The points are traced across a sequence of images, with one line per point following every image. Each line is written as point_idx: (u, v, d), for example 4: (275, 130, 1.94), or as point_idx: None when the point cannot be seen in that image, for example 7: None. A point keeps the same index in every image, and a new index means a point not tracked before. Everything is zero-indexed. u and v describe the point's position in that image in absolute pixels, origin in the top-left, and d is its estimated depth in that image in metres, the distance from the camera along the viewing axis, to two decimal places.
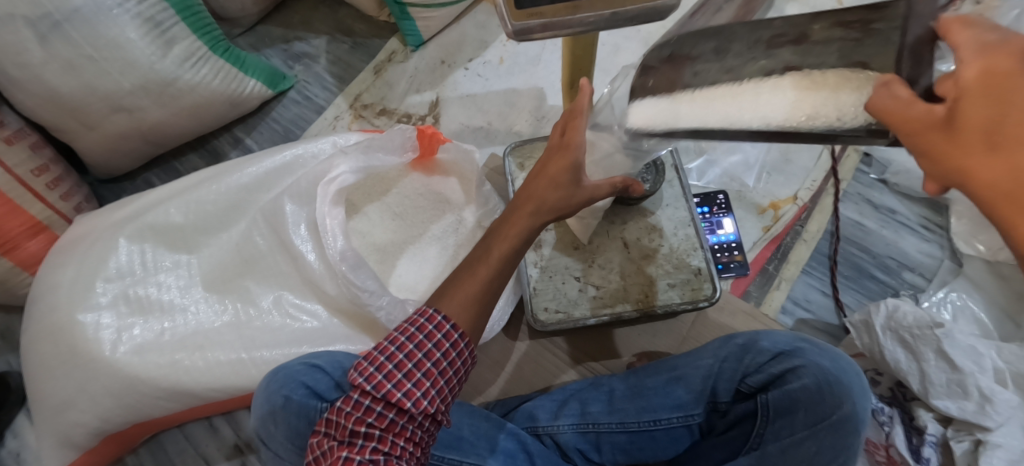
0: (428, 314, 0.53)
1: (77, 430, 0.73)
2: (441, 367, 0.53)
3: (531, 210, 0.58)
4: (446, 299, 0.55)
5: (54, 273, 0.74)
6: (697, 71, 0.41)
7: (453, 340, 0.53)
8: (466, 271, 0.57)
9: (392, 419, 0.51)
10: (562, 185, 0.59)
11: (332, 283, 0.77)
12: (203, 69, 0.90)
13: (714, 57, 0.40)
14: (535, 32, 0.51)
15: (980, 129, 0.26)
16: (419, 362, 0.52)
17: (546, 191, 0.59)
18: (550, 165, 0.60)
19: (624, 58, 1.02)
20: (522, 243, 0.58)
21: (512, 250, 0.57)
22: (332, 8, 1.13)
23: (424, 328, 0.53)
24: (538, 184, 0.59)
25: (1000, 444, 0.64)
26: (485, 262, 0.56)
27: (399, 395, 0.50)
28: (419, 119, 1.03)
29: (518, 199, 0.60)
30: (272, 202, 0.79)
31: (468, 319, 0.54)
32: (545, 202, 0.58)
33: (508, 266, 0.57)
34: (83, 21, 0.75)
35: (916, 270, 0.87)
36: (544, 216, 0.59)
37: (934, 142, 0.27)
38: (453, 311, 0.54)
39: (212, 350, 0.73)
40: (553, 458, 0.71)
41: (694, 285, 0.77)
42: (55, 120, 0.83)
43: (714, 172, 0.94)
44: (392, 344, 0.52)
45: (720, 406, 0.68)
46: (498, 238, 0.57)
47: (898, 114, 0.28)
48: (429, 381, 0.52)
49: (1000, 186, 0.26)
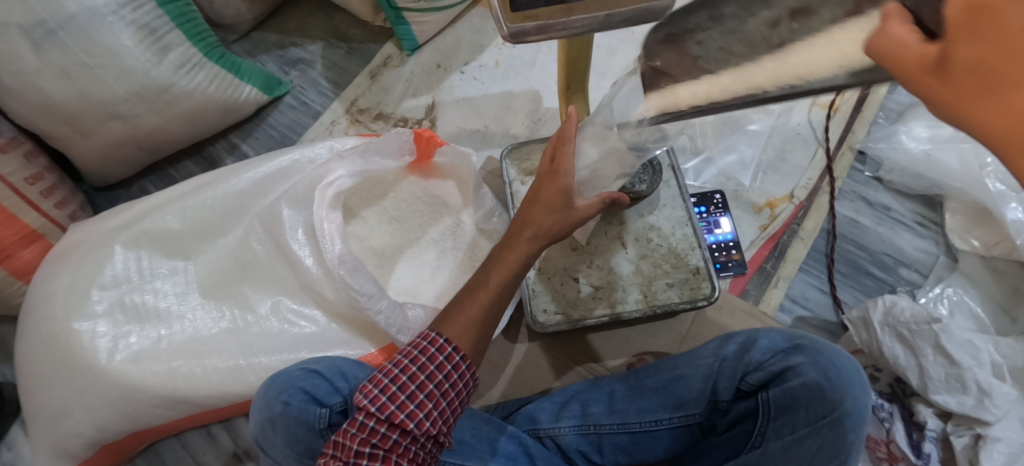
0: (431, 337, 0.54)
1: (73, 440, 0.72)
2: (443, 389, 0.52)
3: (529, 236, 0.58)
4: (448, 324, 0.56)
5: (50, 282, 0.73)
6: (701, 40, 0.34)
7: (456, 362, 0.53)
8: (467, 296, 0.58)
9: (394, 440, 0.50)
10: (556, 209, 0.59)
11: (330, 287, 0.77)
12: (199, 75, 0.90)
13: (712, 23, 0.33)
14: (530, 34, 0.51)
15: (972, 71, 0.25)
16: (422, 383, 0.52)
17: (542, 217, 0.59)
18: (542, 191, 0.60)
19: (619, 60, 1.02)
20: (521, 267, 0.58)
21: (510, 276, 0.57)
22: (327, 14, 1.14)
23: (426, 351, 0.53)
24: (534, 210, 0.59)
25: (1000, 438, 0.65)
26: (485, 288, 0.57)
27: (402, 415, 0.50)
28: (416, 123, 1.03)
29: (515, 225, 0.61)
30: (270, 207, 0.79)
31: (470, 341, 0.55)
32: (540, 225, 0.58)
33: (509, 290, 0.58)
34: (77, 28, 0.75)
35: (912, 266, 0.87)
36: (542, 240, 0.59)
37: (930, 86, 0.26)
38: (454, 335, 0.55)
39: (210, 357, 0.72)
40: (554, 460, 0.70)
41: (693, 285, 0.77)
42: (49, 128, 0.82)
43: (710, 171, 0.94)
44: (396, 367, 0.52)
45: (721, 404, 0.67)
46: (498, 264, 0.58)
47: (892, 57, 0.26)
48: (432, 402, 0.52)
49: (1000, 128, 0.25)
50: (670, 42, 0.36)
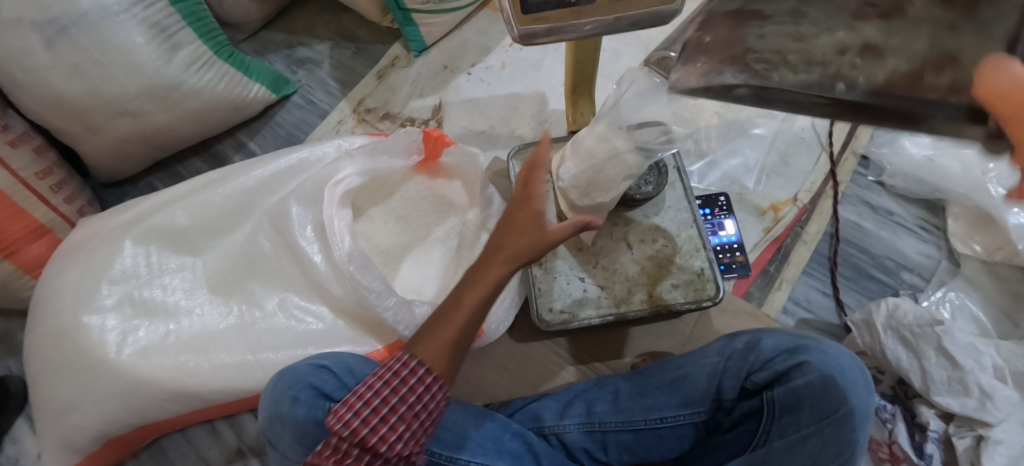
0: (403, 360, 0.54)
1: (80, 433, 0.72)
2: (415, 411, 0.53)
3: (503, 257, 0.56)
4: (421, 344, 0.55)
5: (59, 276, 0.73)
6: (763, 32, 0.33)
7: (427, 384, 0.53)
8: (439, 318, 0.56)
9: (367, 461, 0.52)
10: (532, 229, 0.56)
11: (338, 285, 0.77)
12: (208, 74, 0.91)
13: (787, 18, 0.32)
14: (540, 36, 0.52)
15: None
16: (393, 406, 0.52)
17: (517, 237, 0.56)
18: (516, 210, 0.57)
19: (624, 63, 1.03)
20: (495, 289, 0.56)
21: (483, 298, 0.55)
22: (335, 14, 1.15)
23: (398, 374, 0.53)
24: (508, 230, 0.56)
25: (1000, 440, 0.66)
26: (458, 311, 0.55)
27: (373, 438, 0.51)
28: (423, 123, 1.04)
29: (489, 246, 0.58)
30: (278, 205, 0.79)
31: (442, 363, 0.54)
32: (514, 249, 0.56)
33: (480, 313, 0.56)
34: (89, 25, 0.76)
35: (915, 270, 0.88)
36: (515, 263, 0.56)
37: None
38: (426, 356, 0.54)
39: (218, 353, 0.73)
40: (559, 459, 0.71)
41: (697, 285, 0.78)
42: (60, 125, 0.83)
43: (714, 174, 0.95)
44: (368, 390, 0.53)
45: (725, 403, 0.67)
46: (471, 285, 0.56)
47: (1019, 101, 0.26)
48: (403, 424, 0.52)
49: None
50: (736, 17, 0.34)
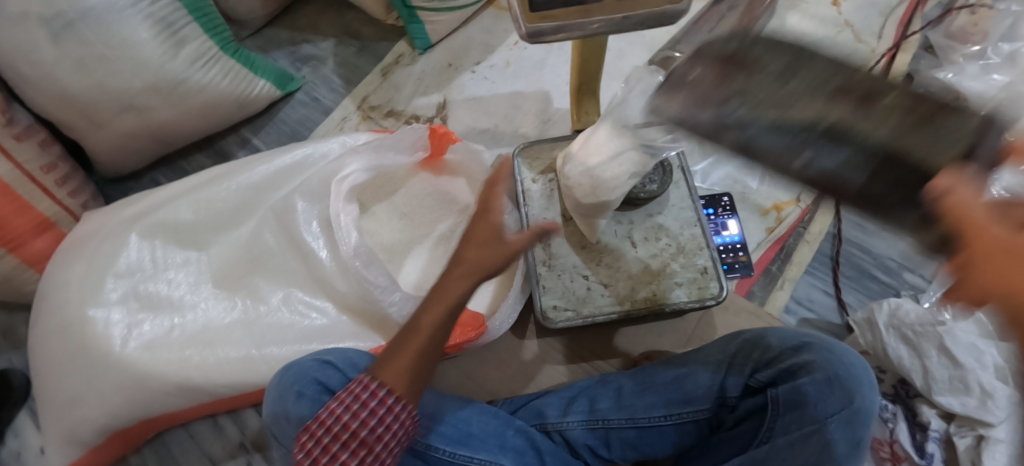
0: (364, 383, 0.54)
1: (85, 427, 0.72)
2: (376, 434, 0.53)
3: (460, 274, 0.55)
4: (384, 366, 0.55)
5: (65, 269, 0.74)
6: None
7: (388, 405, 0.53)
8: (402, 338, 0.56)
9: None
10: (489, 244, 0.55)
11: (343, 280, 0.78)
12: (213, 69, 0.91)
13: None
14: (547, 34, 0.52)
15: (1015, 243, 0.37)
16: (353, 432, 0.53)
17: (474, 253, 0.55)
18: (476, 227, 0.57)
19: (628, 63, 1.04)
20: (456, 307, 0.55)
21: (443, 316, 0.55)
22: (340, 11, 1.15)
23: (358, 398, 0.54)
24: (466, 246, 0.55)
25: (1001, 439, 0.66)
26: (418, 330, 0.55)
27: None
28: (427, 120, 1.04)
29: (450, 264, 0.57)
30: (283, 200, 0.80)
31: (405, 384, 0.54)
32: (471, 264, 0.54)
33: (441, 331, 0.55)
34: (96, 20, 0.76)
35: (916, 271, 0.88)
36: (472, 278, 0.55)
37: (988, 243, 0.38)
38: (388, 378, 0.54)
39: (223, 347, 0.73)
40: (563, 456, 0.71)
41: (701, 284, 0.78)
42: (66, 119, 0.84)
43: (717, 174, 0.96)
44: (328, 417, 0.54)
45: (729, 400, 0.68)
46: (430, 304, 0.55)
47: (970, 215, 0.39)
48: (363, 449, 0.53)
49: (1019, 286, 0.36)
50: None
